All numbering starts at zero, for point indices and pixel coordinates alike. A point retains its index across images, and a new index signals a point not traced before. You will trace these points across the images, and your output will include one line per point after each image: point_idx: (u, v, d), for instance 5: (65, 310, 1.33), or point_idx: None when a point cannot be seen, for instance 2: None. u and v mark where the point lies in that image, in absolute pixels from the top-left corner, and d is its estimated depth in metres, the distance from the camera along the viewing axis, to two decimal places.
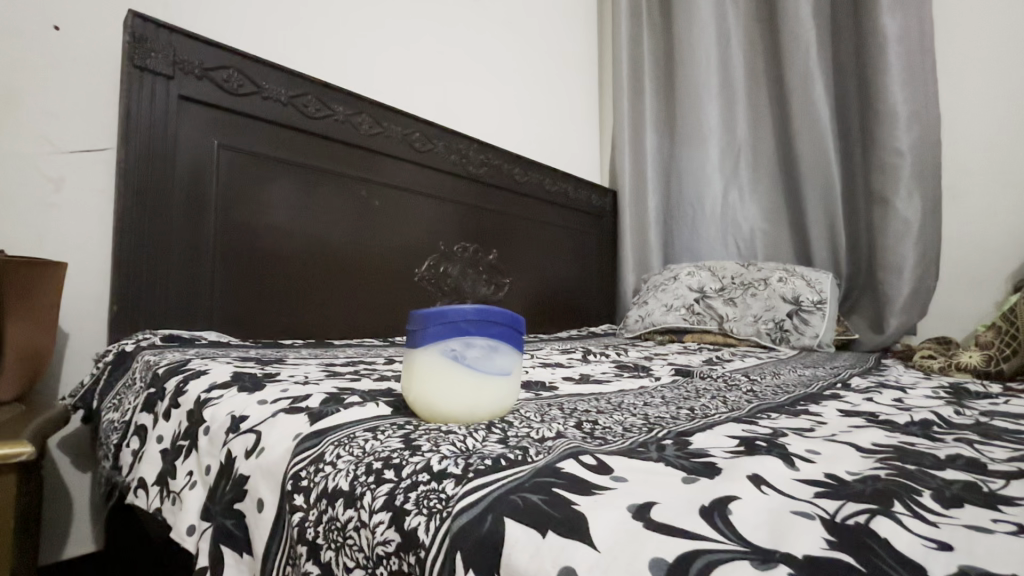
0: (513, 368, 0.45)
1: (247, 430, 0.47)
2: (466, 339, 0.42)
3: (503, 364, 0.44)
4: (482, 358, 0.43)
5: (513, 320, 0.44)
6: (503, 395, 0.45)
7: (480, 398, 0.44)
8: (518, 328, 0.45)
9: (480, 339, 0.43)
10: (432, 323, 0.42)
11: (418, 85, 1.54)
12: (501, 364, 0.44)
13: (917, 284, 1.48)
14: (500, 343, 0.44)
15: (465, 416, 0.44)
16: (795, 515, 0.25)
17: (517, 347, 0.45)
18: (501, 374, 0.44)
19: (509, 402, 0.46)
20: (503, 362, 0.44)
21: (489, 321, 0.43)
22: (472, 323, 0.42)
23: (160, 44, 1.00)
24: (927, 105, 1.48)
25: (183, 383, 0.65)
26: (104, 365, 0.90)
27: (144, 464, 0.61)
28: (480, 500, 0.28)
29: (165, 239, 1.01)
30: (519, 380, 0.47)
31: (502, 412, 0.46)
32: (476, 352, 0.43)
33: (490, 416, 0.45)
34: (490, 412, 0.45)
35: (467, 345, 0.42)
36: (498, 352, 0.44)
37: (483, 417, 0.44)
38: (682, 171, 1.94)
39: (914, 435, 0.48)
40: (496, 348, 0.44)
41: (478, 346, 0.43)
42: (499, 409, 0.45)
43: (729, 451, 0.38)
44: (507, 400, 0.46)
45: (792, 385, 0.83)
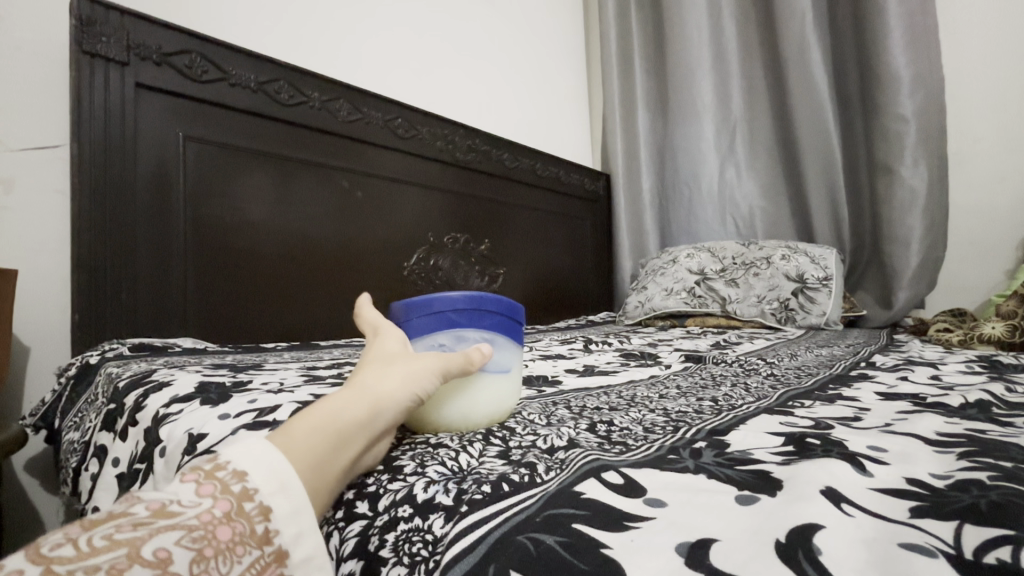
0: (512, 364, 0.38)
1: (203, 451, 0.40)
2: (457, 332, 0.36)
3: (500, 361, 0.37)
4: None
5: (511, 308, 0.37)
6: (502, 399, 0.38)
7: (474, 402, 0.37)
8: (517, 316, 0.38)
9: (472, 332, 0.36)
10: (413, 314, 0.36)
11: (397, 70, 1.46)
12: (498, 360, 0.37)
13: (925, 254, 1.42)
14: (495, 335, 0.37)
15: (455, 423, 0.37)
16: (906, 551, 0.19)
17: (517, 340, 0.39)
18: (497, 371, 0.37)
19: (510, 403, 0.40)
20: (500, 358, 0.37)
21: (483, 308, 0.36)
22: (462, 310, 0.36)
23: (111, 28, 0.91)
24: (933, 67, 1.41)
25: (142, 398, 0.57)
26: (66, 380, 0.81)
27: (101, 492, 0.54)
28: (476, 544, 0.21)
29: (131, 240, 0.93)
30: (519, 378, 0.40)
31: (501, 416, 0.39)
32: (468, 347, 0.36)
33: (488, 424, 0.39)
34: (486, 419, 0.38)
35: (456, 340, 0.36)
36: (494, 346, 0.37)
37: (478, 426, 0.38)
38: (677, 150, 1.86)
39: (976, 419, 0.41)
40: (491, 341, 0.37)
41: (470, 340, 0.36)
42: (498, 415, 0.39)
43: (779, 454, 0.32)
44: (509, 402, 0.39)
45: (812, 367, 0.77)
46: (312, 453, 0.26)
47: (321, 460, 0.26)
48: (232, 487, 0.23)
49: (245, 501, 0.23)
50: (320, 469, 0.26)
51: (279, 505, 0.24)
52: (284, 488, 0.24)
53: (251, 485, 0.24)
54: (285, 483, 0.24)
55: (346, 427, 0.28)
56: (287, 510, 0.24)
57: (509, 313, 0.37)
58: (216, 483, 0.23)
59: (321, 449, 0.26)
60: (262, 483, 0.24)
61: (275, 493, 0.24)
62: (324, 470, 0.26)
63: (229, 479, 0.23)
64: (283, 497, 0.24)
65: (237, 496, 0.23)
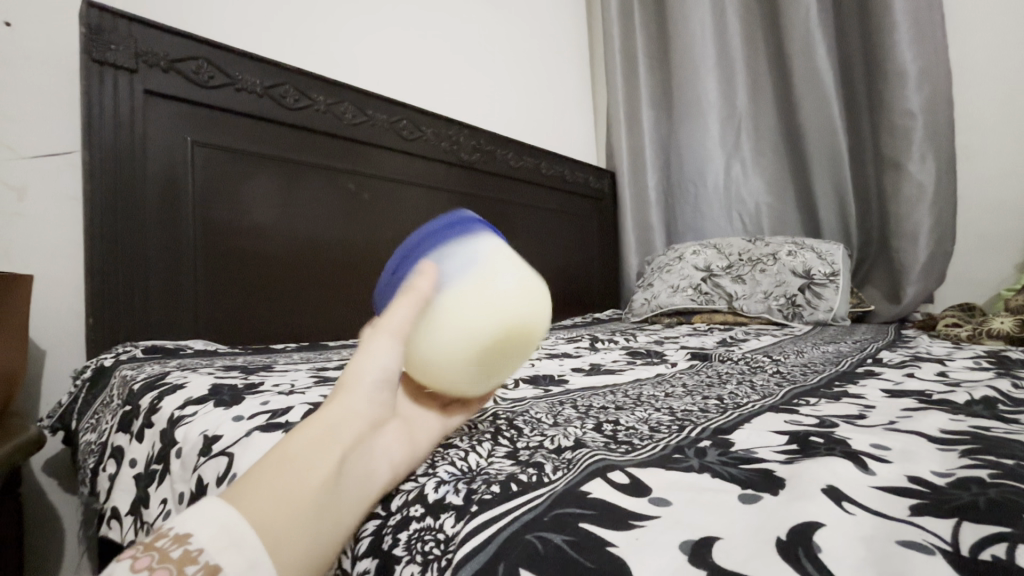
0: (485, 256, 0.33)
1: (218, 453, 0.41)
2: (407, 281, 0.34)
3: (465, 260, 0.32)
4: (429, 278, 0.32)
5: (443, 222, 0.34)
6: (491, 270, 0.32)
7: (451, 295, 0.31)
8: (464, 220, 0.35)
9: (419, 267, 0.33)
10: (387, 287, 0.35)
11: (401, 71, 1.47)
12: (460, 262, 0.32)
13: (934, 248, 1.41)
14: (443, 249, 0.33)
15: (464, 348, 0.31)
16: (906, 548, 0.20)
17: (473, 232, 0.34)
18: (468, 270, 0.32)
19: (508, 266, 0.33)
20: (461, 259, 0.32)
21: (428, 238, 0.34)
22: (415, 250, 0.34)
23: (120, 36, 0.92)
24: (940, 61, 1.40)
25: (157, 400, 0.58)
26: (81, 383, 0.83)
27: (119, 492, 0.56)
28: (487, 543, 0.22)
29: (142, 244, 0.95)
30: (514, 264, 0.33)
31: (517, 303, 0.32)
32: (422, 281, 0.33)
33: (508, 303, 0.31)
34: (492, 296, 0.31)
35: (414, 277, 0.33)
36: (448, 256, 0.33)
37: (491, 308, 0.31)
38: (681, 147, 1.85)
39: (982, 416, 0.42)
40: (442, 255, 0.33)
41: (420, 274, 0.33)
42: (505, 286, 0.32)
43: (782, 453, 0.32)
44: (504, 267, 0.33)
45: (818, 364, 0.77)
46: (267, 500, 0.25)
47: (277, 502, 0.25)
48: (171, 554, 0.23)
49: (188, 565, 0.22)
50: (280, 509, 0.25)
51: (228, 563, 0.23)
52: (236, 542, 0.23)
53: (193, 548, 0.23)
54: (236, 537, 0.23)
55: (295, 460, 0.26)
56: (238, 566, 0.23)
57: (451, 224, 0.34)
58: (154, 553, 0.23)
59: (276, 492, 0.25)
60: (208, 542, 0.23)
61: (228, 550, 0.23)
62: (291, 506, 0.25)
63: (171, 546, 0.23)
64: (235, 553, 0.23)
65: (179, 561, 0.22)
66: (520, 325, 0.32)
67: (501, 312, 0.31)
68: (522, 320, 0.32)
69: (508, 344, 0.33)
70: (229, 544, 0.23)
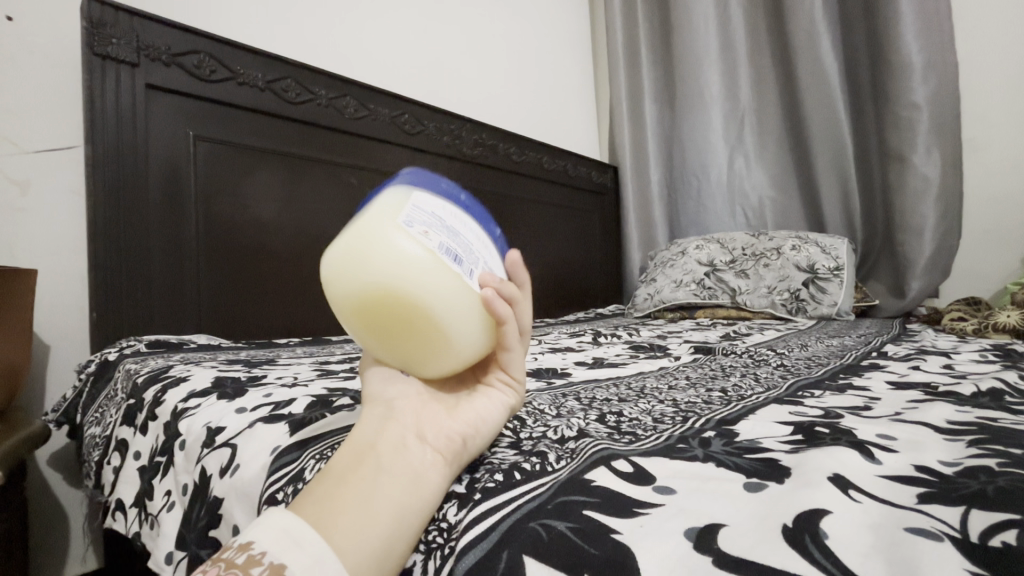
0: None
1: (221, 444, 0.41)
2: None
3: None
4: None
5: None
6: (340, 250, 0.28)
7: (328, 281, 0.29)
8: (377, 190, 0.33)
9: None
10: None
11: (403, 65, 1.46)
12: None
13: (939, 242, 1.41)
14: None
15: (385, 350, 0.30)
16: (913, 534, 0.19)
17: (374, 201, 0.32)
18: None
19: (362, 236, 0.28)
20: None
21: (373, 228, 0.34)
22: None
23: (121, 29, 0.92)
24: (946, 54, 1.39)
25: (161, 393, 0.58)
26: (86, 377, 0.83)
27: (124, 484, 0.56)
28: (488, 532, 0.22)
29: (145, 239, 0.95)
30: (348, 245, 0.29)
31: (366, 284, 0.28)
32: None
33: (371, 274, 0.27)
34: (349, 273, 0.28)
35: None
36: None
37: (355, 287, 0.28)
38: (685, 141, 1.84)
39: (989, 408, 0.41)
40: None
41: None
42: (356, 262, 0.28)
43: (788, 443, 0.32)
44: (355, 235, 0.28)
45: (823, 357, 0.76)
46: (320, 506, 0.24)
47: (330, 503, 0.25)
48: (237, 561, 0.23)
49: (254, 567, 0.23)
50: (331, 511, 0.24)
51: (291, 561, 0.22)
52: (296, 543, 0.23)
53: (256, 551, 0.23)
54: (296, 538, 0.23)
55: (336, 469, 0.26)
56: (300, 563, 0.22)
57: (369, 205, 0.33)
58: (223, 562, 0.23)
59: (325, 499, 0.25)
60: (270, 544, 0.23)
61: (289, 550, 0.23)
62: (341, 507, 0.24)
63: (234, 554, 0.23)
64: (298, 552, 0.23)
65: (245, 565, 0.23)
66: (386, 295, 0.28)
67: (365, 287, 0.28)
68: (390, 289, 0.27)
69: (403, 314, 0.28)
70: (293, 544, 0.23)
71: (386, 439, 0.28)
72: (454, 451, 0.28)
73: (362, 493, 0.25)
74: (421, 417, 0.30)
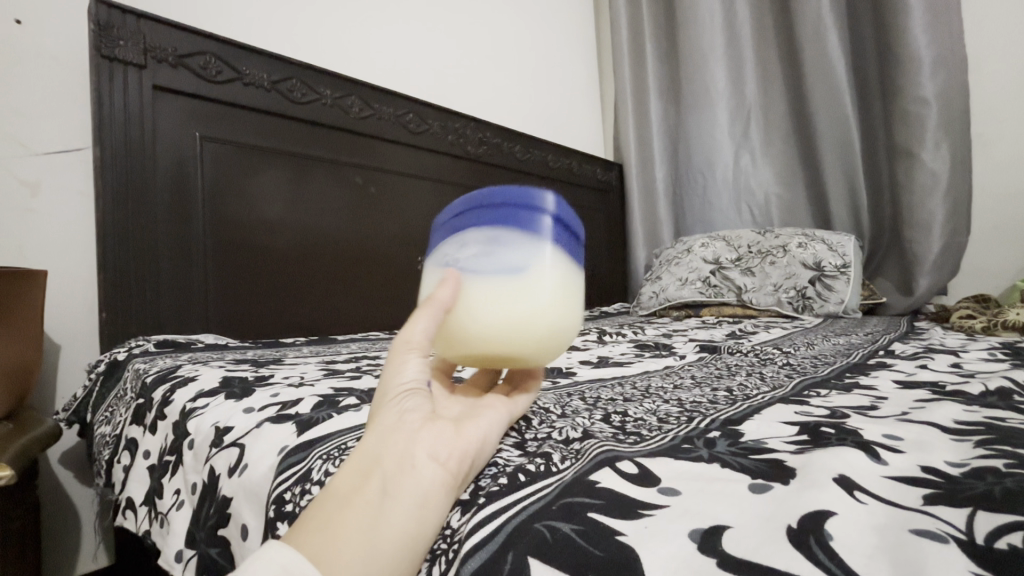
0: (531, 261, 0.31)
1: (230, 444, 0.42)
2: (459, 239, 0.33)
3: (513, 260, 0.31)
4: (474, 259, 0.32)
5: (523, 197, 0.32)
6: (556, 298, 0.31)
7: (519, 326, 0.31)
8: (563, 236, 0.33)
9: (472, 235, 0.32)
10: (461, 201, 0.33)
11: (407, 64, 1.46)
12: (507, 260, 0.31)
13: (947, 240, 1.39)
14: (499, 231, 0.32)
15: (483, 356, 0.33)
16: (920, 536, 0.19)
17: (567, 259, 0.33)
18: (511, 272, 0.31)
19: (563, 332, 0.33)
20: (509, 258, 0.31)
21: (526, 221, 0.31)
22: (499, 208, 0.32)
23: (128, 31, 0.92)
24: (955, 46, 1.37)
25: (169, 392, 0.59)
26: (96, 376, 0.84)
27: (134, 483, 0.57)
28: (493, 534, 0.22)
29: (152, 239, 0.95)
30: (556, 277, 0.31)
31: (553, 336, 0.32)
32: (470, 252, 0.32)
33: (558, 343, 0.33)
34: (555, 335, 0.33)
35: (502, 250, 0.31)
36: (499, 245, 0.31)
37: (549, 341, 0.32)
38: (690, 137, 1.83)
39: (998, 407, 0.41)
40: (496, 239, 0.31)
41: (471, 244, 0.32)
42: (557, 320, 0.32)
43: (793, 443, 0.32)
44: (561, 328, 0.32)
45: (829, 356, 0.76)
46: (323, 533, 0.23)
47: (332, 530, 0.23)
48: None
49: None
50: (336, 537, 0.23)
51: None
52: None
53: None
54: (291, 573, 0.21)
55: (340, 492, 0.25)
56: None
57: (554, 235, 0.32)
58: None
59: (329, 524, 0.24)
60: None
61: None
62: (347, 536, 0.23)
63: None
64: None
65: None
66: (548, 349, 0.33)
67: (546, 339, 0.32)
68: (552, 349, 0.33)
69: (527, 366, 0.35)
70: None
71: (392, 457, 0.25)
72: (461, 470, 0.26)
73: (367, 516, 0.24)
74: (426, 427, 0.27)
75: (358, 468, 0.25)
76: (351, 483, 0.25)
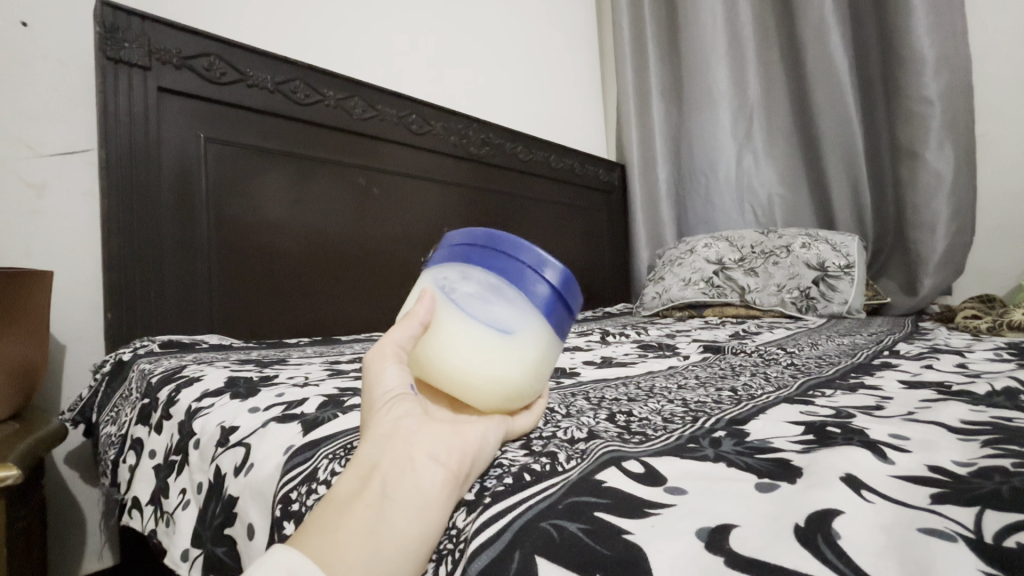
0: (519, 327, 0.32)
1: (236, 443, 0.42)
2: (466, 271, 0.34)
3: (502, 318, 0.32)
4: (469, 297, 0.33)
5: (538, 262, 0.33)
6: (531, 369, 0.33)
7: (485, 382, 0.32)
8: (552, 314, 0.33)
9: (477, 274, 0.33)
10: (476, 234, 0.34)
11: (410, 65, 1.47)
12: (499, 316, 0.32)
13: (952, 240, 1.39)
14: (502, 283, 0.33)
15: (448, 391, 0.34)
16: (928, 535, 0.19)
17: (552, 340, 0.34)
18: (498, 330, 0.32)
19: (527, 395, 0.34)
20: (501, 315, 0.32)
21: (527, 287, 0.32)
22: (512, 262, 0.33)
23: (133, 33, 0.93)
24: (959, 46, 1.37)
25: (175, 393, 0.59)
26: (101, 377, 0.85)
27: (140, 483, 0.57)
28: (500, 533, 0.22)
29: (157, 240, 0.96)
30: (538, 350, 0.33)
31: (518, 399, 0.34)
32: (469, 289, 0.33)
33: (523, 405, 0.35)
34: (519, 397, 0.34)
35: (498, 306, 0.33)
36: (497, 297, 0.33)
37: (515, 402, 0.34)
38: (692, 138, 1.83)
39: (1003, 407, 0.41)
40: (495, 289, 0.33)
41: (473, 283, 0.33)
42: (527, 387, 0.34)
43: (799, 443, 0.32)
44: (522, 393, 0.34)
45: (834, 356, 0.76)
46: (324, 538, 0.23)
47: (333, 533, 0.23)
48: None
49: None
50: (337, 541, 0.23)
51: None
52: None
53: None
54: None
55: (340, 498, 0.25)
56: None
57: (547, 311, 0.32)
58: None
59: (330, 528, 0.23)
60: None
61: None
62: (349, 540, 0.23)
63: None
64: None
65: None
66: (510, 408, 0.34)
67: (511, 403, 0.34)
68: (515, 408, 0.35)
69: None
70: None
71: (391, 460, 0.25)
72: (462, 471, 0.26)
73: (368, 519, 0.23)
74: (423, 429, 0.27)
75: (357, 474, 0.25)
76: (350, 488, 0.25)
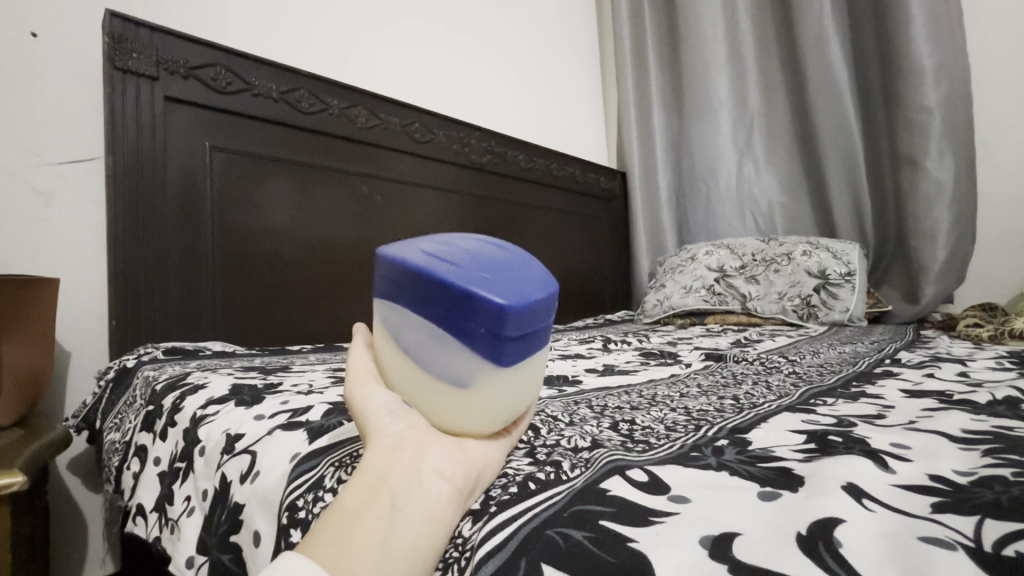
0: (468, 376, 0.27)
1: (241, 451, 0.42)
2: (402, 314, 0.29)
3: (450, 371, 0.28)
4: (414, 345, 0.29)
5: (466, 301, 0.26)
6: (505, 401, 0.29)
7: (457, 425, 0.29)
8: (518, 358, 0.27)
9: (414, 319, 0.28)
10: (399, 269, 0.28)
11: (412, 75, 1.48)
12: (446, 367, 0.28)
13: (953, 248, 1.39)
14: (439, 331, 0.27)
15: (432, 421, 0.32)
16: (928, 543, 0.20)
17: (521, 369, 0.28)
18: (449, 381, 0.28)
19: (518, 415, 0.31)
20: (447, 367, 0.28)
21: (465, 335, 0.26)
22: (442, 307, 0.27)
23: (140, 44, 0.94)
24: (957, 57, 1.38)
25: (179, 399, 0.60)
26: (106, 383, 0.85)
27: (145, 489, 0.57)
28: (506, 542, 0.22)
29: (162, 248, 0.97)
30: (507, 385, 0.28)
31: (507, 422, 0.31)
32: (411, 336, 0.29)
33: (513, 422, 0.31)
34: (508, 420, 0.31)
35: (442, 354, 0.27)
36: (437, 347, 0.28)
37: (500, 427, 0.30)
38: (693, 146, 1.85)
39: (1005, 416, 0.41)
40: (434, 339, 0.28)
41: (412, 330, 0.28)
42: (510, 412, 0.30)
43: (800, 452, 0.32)
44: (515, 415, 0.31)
45: (835, 364, 0.76)
46: (333, 549, 0.23)
47: (343, 542, 0.23)
48: None
49: None
50: (346, 550, 0.23)
51: None
52: None
53: None
54: None
55: (347, 510, 0.25)
56: None
57: (498, 356, 0.26)
58: None
59: (337, 539, 0.24)
60: None
61: None
62: (358, 550, 0.23)
63: None
64: None
65: None
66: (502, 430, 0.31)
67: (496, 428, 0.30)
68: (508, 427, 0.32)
69: None
70: None
71: (400, 474, 0.26)
72: (467, 484, 0.27)
73: (378, 529, 0.24)
74: (429, 444, 0.28)
75: (363, 487, 0.26)
76: (357, 500, 0.25)
